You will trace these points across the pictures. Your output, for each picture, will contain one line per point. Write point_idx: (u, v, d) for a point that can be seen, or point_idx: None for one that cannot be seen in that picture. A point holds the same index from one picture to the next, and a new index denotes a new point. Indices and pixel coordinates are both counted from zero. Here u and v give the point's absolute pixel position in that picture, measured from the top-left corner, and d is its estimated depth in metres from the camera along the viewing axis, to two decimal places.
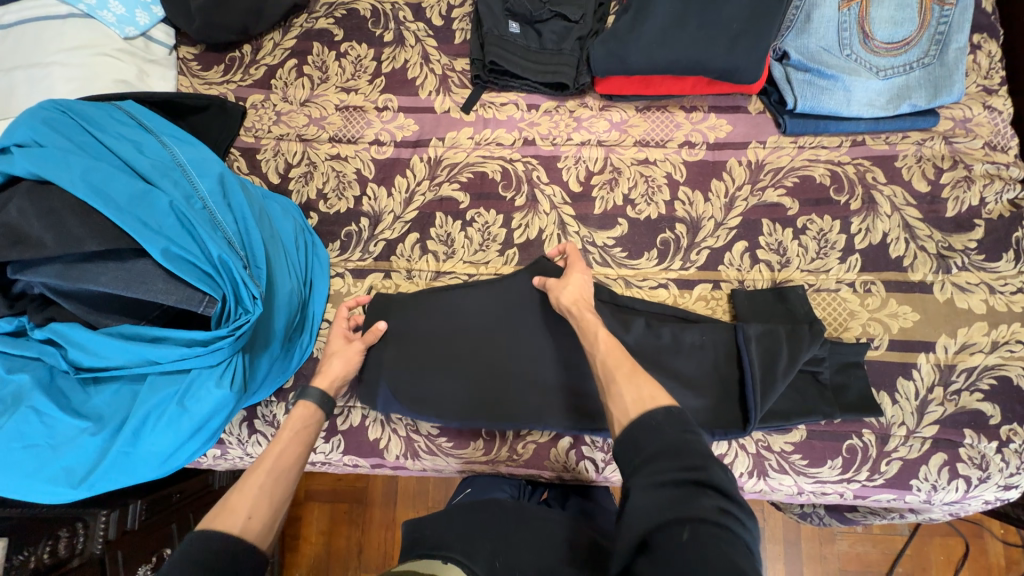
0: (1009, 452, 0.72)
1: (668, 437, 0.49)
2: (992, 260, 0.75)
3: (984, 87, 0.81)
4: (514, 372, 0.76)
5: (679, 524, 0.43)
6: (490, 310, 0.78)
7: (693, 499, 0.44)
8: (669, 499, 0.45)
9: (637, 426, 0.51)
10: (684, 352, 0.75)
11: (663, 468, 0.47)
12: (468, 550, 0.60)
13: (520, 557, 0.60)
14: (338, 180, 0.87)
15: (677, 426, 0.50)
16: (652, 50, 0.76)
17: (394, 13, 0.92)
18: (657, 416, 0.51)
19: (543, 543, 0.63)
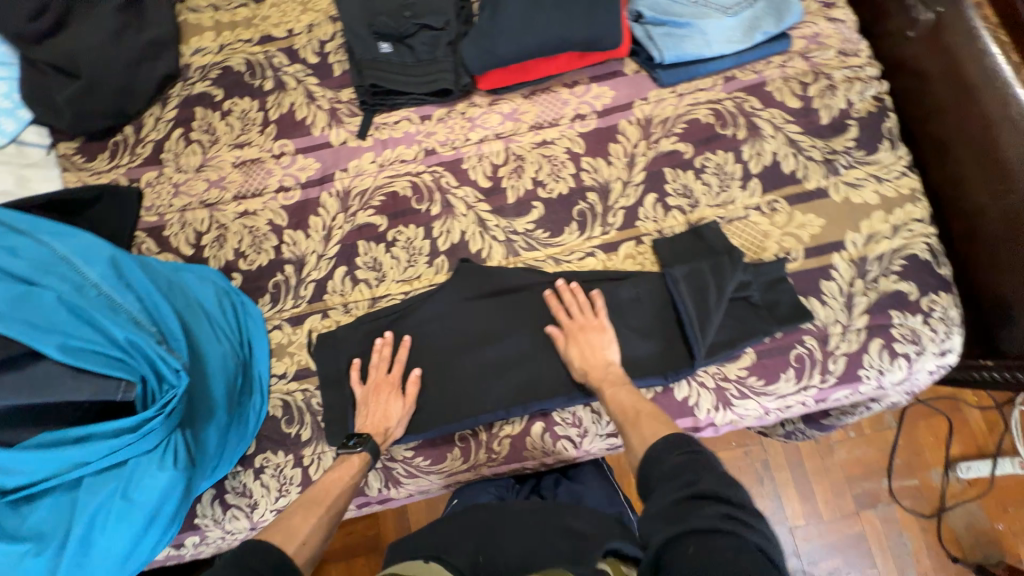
0: (935, 320, 0.77)
1: (670, 463, 0.56)
2: (871, 153, 0.81)
3: (823, 3, 0.87)
4: (482, 368, 0.78)
5: (681, 533, 0.45)
6: (441, 315, 0.80)
7: (687, 509, 0.47)
8: (668, 515, 0.48)
9: (646, 470, 0.58)
10: (632, 307, 0.78)
11: (673, 492, 0.51)
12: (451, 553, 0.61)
13: (505, 550, 0.62)
14: (252, 235, 0.86)
15: (674, 449, 0.57)
16: (518, 38, 0.79)
17: (269, 61, 0.93)
18: (660, 449, 0.58)
19: (538, 529, 0.65)
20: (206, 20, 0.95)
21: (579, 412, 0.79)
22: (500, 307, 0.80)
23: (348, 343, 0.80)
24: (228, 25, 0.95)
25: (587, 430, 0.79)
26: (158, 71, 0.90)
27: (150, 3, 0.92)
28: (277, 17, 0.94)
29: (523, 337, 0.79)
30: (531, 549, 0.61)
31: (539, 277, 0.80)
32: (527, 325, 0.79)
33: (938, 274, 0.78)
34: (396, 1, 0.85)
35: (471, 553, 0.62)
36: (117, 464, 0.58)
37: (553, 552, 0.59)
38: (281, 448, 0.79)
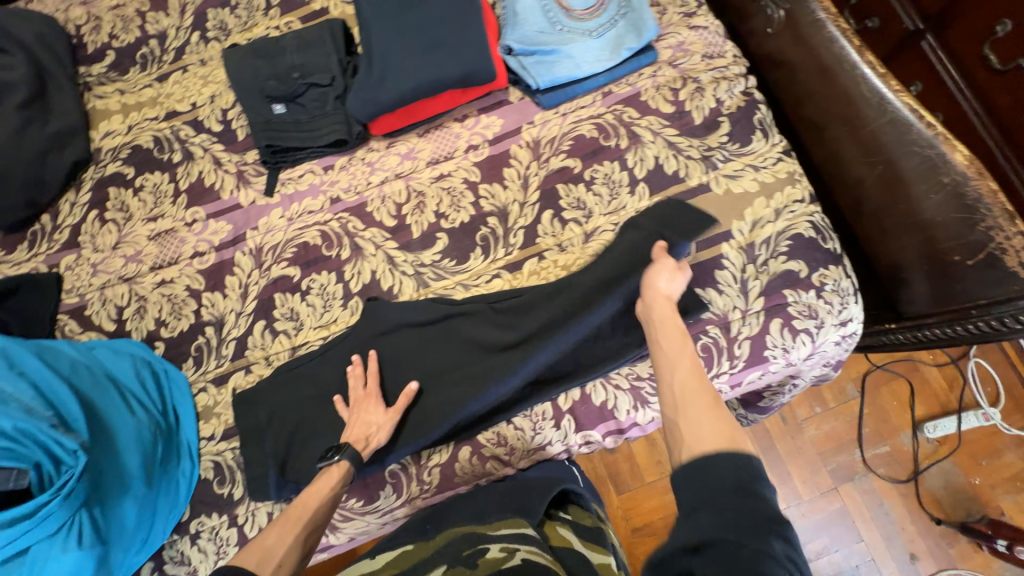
0: (828, 293, 0.80)
1: (733, 481, 0.49)
2: (745, 144, 0.86)
3: (684, 13, 0.94)
4: (453, 369, 0.80)
5: (745, 548, 0.43)
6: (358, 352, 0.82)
7: (764, 536, 0.44)
8: (730, 521, 0.46)
9: (702, 460, 0.52)
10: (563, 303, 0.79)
11: (742, 509, 0.46)
12: (397, 537, 0.70)
13: (450, 515, 0.72)
14: (172, 303, 0.89)
15: (748, 477, 0.49)
16: (396, 84, 0.83)
17: (176, 135, 0.97)
18: (724, 461, 0.51)
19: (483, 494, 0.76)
20: (113, 104, 1.00)
21: (503, 430, 0.80)
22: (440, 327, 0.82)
23: (264, 396, 0.80)
24: (135, 106, 1.00)
25: (515, 448, 0.80)
26: (67, 158, 0.94)
27: (57, 96, 0.97)
28: (180, 93, 0.99)
29: (470, 349, 0.81)
30: (475, 508, 0.72)
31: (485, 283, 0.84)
32: (476, 335, 0.81)
33: (825, 249, 0.82)
34: (284, 64, 0.89)
35: (421, 525, 0.72)
36: (22, 551, 0.67)
37: (497, 507, 0.71)
38: (214, 509, 0.79)
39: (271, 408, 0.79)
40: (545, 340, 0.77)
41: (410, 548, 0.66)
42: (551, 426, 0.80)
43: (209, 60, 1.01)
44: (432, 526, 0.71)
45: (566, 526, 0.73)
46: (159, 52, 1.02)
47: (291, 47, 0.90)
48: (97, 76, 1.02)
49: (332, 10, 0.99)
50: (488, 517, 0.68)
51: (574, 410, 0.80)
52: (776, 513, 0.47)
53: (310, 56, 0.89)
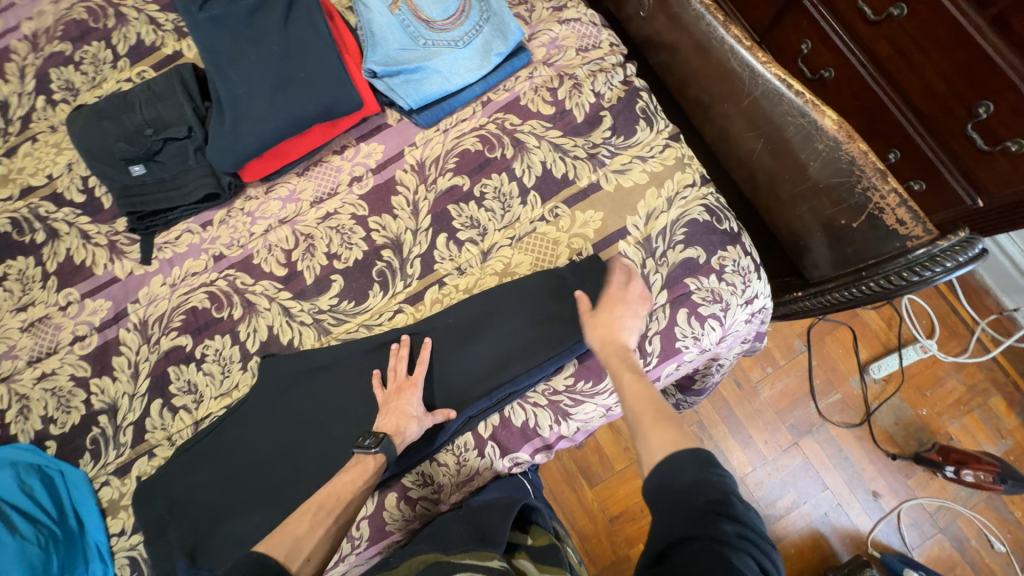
0: (730, 275, 0.80)
1: (688, 477, 0.54)
2: (630, 136, 0.84)
3: (553, 7, 0.90)
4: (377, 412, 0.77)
5: (692, 540, 0.48)
6: (258, 414, 0.77)
7: (713, 521, 0.49)
8: (683, 518, 0.51)
9: (660, 467, 0.56)
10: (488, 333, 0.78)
11: (698, 498, 0.52)
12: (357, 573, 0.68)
13: (412, 546, 0.71)
14: (57, 396, 0.82)
15: (702, 467, 0.55)
16: (255, 129, 0.78)
17: (34, 213, 0.89)
18: (683, 457, 0.56)
19: (447, 521, 0.74)
20: None
21: (427, 469, 0.78)
22: (355, 371, 0.78)
23: (163, 485, 0.74)
24: None
25: (444, 485, 0.78)
26: None
27: None
28: (32, 165, 0.91)
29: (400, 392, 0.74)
30: (438, 537, 0.71)
31: (391, 316, 0.81)
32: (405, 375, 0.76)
33: (720, 231, 0.81)
34: (134, 122, 0.82)
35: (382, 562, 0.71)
36: None
37: (463, 536, 0.69)
38: None
39: (172, 496, 0.74)
40: (479, 377, 0.77)
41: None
42: (475, 454, 0.78)
43: (59, 125, 0.92)
44: (394, 559, 0.69)
45: (527, 555, 0.71)
46: (2, 123, 0.93)
47: (138, 102, 0.83)
48: None
49: (184, 53, 0.92)
50: (453, 548, 0.67)
51: (496, 436, 0.78)
52: (724, 496, 0.51)
53: (160, 109, 0.83)
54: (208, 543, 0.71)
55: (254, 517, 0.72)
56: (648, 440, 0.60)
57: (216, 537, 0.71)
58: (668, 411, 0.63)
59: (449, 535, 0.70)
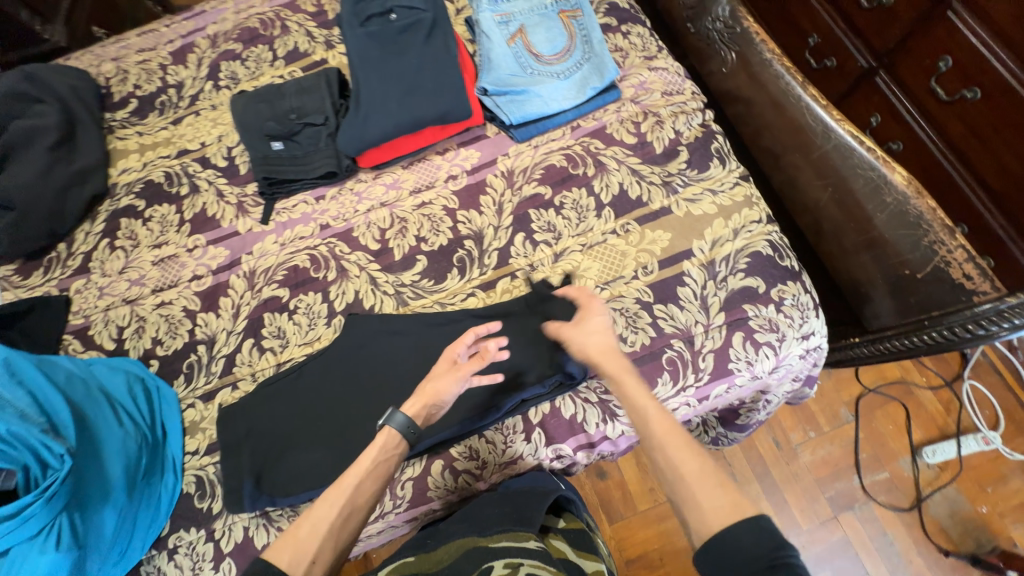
0: (788, 308, 0.84)
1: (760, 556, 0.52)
2: (703, 170, 0.92)
3: (645, 56, 1.03)
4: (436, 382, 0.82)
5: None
6: (334, 364, 0.86)
7: None
8: None
9: (719, 539, 0.55)
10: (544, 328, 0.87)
11: None
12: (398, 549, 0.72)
13: (449, 528, 0.74)
14: (168, 323, 0.95)
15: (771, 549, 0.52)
16: (380, 123, 0.92)
17: (185, 170, 1.07)
18: (746, 533, 0.54)
19: (483, 503, 0.77)
20: (131, 145, 1.11)
21: (475, 444, 0.82)
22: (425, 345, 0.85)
23: (245, 409, 0.84)
24: (150, 146, 1.10)
25: (487, 461, 0.82)
26: (85, 193, 1.03)
27: (81, 137, 1.07)
28: (192, 134, 1.10)
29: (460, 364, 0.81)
30: (474, 518, 0.74)
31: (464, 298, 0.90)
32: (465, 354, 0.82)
33: (782, 266, 0.86)
34: (283, 107, 0.99)
35: (418, 541, 0.73)
36: None
37: (498, 517, 0.72)
38: (193, 524, 0.81)
39: (251, 421, 0.83)
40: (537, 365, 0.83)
41: (413, 563, 0.68)
42: (522, 438, 0.82)
43: (219, 105, 1.12)
44: (432, 540, 0.72)
45: (561, 536, 0.74)
46: (176, 99, 1.14)
47: (289, 93, 1.00)
48: (120, 120, 1.14)
49: (329, 61, 1.11)
50: (489, 529, 0.69)
51: (545, 423, 0.82)
52: None
53: (306, 99, 1.00)
54: (274, 470, 0.79)
55: (315, 455, 0.79)
56: (700, 506, 0.59)
57: (283, 464, 0.79)
58: (709, 462, 0.62)
59: (483, 517, 0.72)
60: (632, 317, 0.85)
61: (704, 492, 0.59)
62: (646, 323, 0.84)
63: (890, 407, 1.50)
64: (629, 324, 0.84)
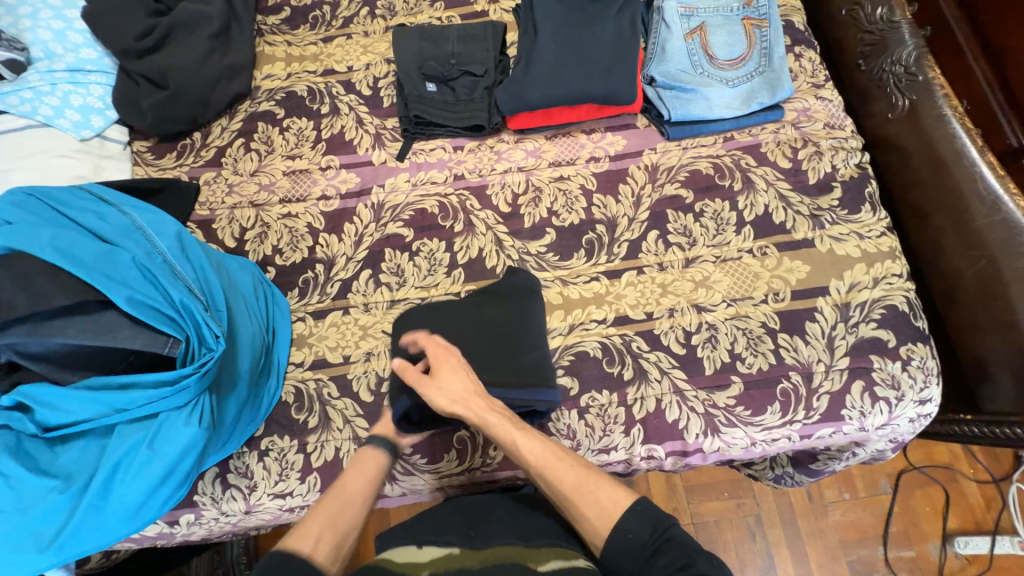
0: (914, 368, 0.82)
1: (649, 537, 0.56)
2: (854, 212, 0.91)
3: (813, 83, 1.00)
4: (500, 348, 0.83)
5: None
6: (494, 294, 0.87)
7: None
8: None
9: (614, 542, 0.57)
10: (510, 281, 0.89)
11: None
12: (440, 531, 0.65)
13: (493, 526, 0.66)
14: (291, 235, 0.95)
15: (657, 531, 0.56)
16: (545, 88, 0.92)
17: (328, 90, 1.06)
18: (630, 522, 0.57)
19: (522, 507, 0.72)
20: (279, 52, 1.11)
21: (574, 424, 0.82)
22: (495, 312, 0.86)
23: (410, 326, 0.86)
24: (298, 58, 1.10)
25: (580, 444, 0.82)
26: (232, 89, 1.03)
27: (236, 32, 1.07)
28: (341, 55, 1.09)
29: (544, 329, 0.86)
30: (520, 525, 0.67)
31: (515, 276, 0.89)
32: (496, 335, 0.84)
33: (916, 326, 0.84)
34: (445, 50, 0.99)
35: (461, 529, 0.66)
36: (149, 416, 0.62)
37: (542, 529, 0.66)
38: (287, 433, 0.83)
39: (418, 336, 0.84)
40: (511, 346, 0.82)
41: (457, 556, 0.59)
42: (621, 431, 0.82)
43: (372, 33, 1.11)
44: (477, 533, 0.65)
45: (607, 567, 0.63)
46: (330, 17, 1.13)
47: (454, 37, 1.00)
48: (270, 25, 1.14)
49: (491, 15, 1.09)
50: (534, 539, 0.63)
51: (646, 421, 0.82)
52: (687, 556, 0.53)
53: (469, 47, 0.99)
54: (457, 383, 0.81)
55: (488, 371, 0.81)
56: (588, 517, 0.60)
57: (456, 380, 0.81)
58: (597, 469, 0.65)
59: (529, 526, 0.66)
60: (754, 339, 0.84)
61: (602, 492, 0.61)
62: (767, 349, 0.83)
63: (936, 506, 1.32)
64: (750, 346, 0.84)
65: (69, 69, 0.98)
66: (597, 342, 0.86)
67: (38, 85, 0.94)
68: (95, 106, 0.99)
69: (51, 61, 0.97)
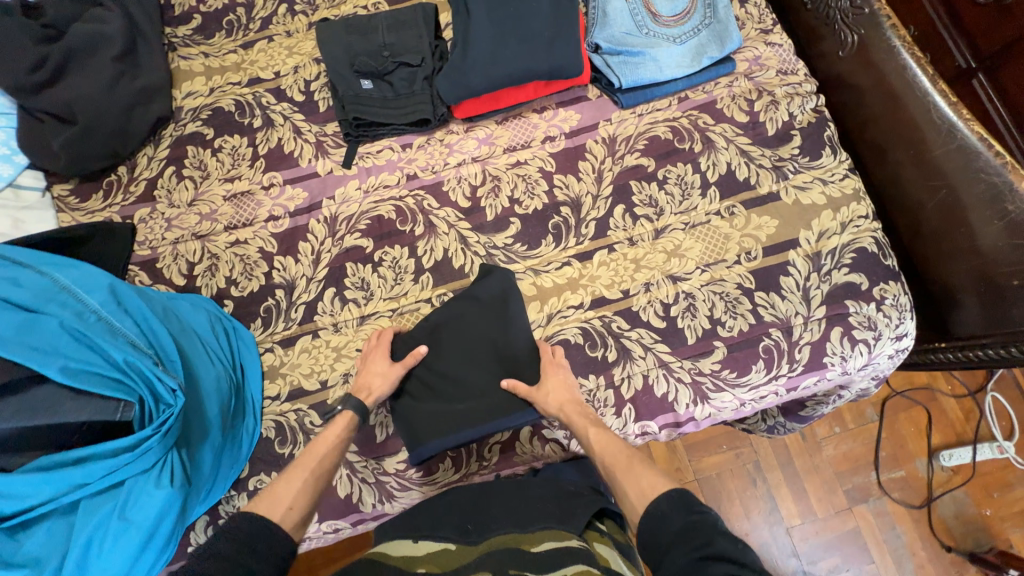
0: (888, 307, 0.83)
1: (680, 522, 0.54)
2: (815, 158, 0.90)
3: (761, 29, 0.97)
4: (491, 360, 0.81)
5: None
6: (474, 309, 0.83)
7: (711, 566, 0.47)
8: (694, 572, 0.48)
9: (648, 517, 0.57)
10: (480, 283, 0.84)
11: (686, 550, 0.51)
12: (437, 526, 0.65)
13: (492, 515, 0.66)
14: (244, 263, 0.90)
15: (686, 512, 0.56)
16: (486, 71, 0.87)
17: (258, 101, 0.99)
18: (661, 504, 0.57)
19: (521, 491, 0.70)
20: (197, 66, 1.02)
21: None
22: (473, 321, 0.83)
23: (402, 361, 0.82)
24: (218, 69, 1.01)
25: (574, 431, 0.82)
26: (151, 114, 0.95)
27: (144, 50, 0.98)
28: (265, 61, 1.01)
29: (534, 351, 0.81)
30: (519, 510, 0.66)
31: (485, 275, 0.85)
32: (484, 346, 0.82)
33: (886, 265, 0.85)
34: (376, 42, 0.93)
35: (458, 523, 0.65)
36: (113, 485, 0.60)
37: (540, 512, 0.64)
38: (274, 469, 0.80)
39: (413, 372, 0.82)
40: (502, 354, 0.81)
41: (452, 552, 0.60)
42: (612, 412, 0.81)
43: (295, 32, 1.03)
44: (475, 527, 0.64)
45: (605, 541, 0.62)
46: (246, 20, 1.04)
47: (382, 26, 0.93)
48: (182, 37, 1.04)
49: None
50: (530, 526, 0.62)
51: (636, 399, 0.81)
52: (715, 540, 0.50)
53: (401, 36, 0.93)
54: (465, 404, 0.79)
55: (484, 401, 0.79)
56: (629, 495, 0.62)
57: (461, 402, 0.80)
58: (641, 458, 0.66)
59: (527, 510, 0.65)
60: (732, 302, 0.84)
61: (644, 473, 0.63)
62: (745, 309, 0.83)
63: (920, 426, 1.37)
64: (728, 309, 0.83)
65: None
66: (577, 328, 0.84)
67: None
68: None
69: None
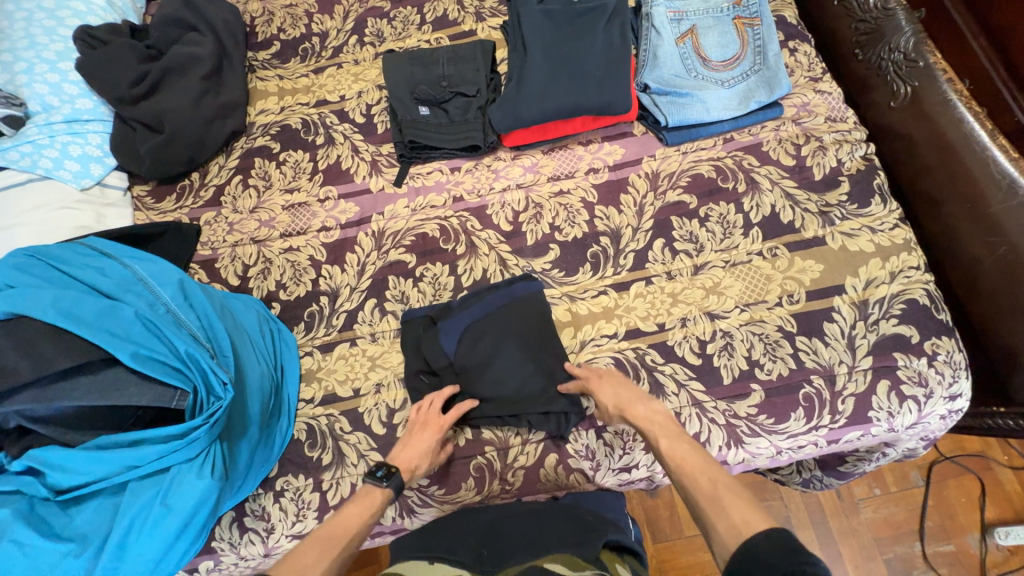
0: (940, 363, 0.79)
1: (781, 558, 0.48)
2: (864, 206, 0.88)
3: (811, 77, 0.98)
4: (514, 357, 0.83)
5: None
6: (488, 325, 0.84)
7: None
8: None
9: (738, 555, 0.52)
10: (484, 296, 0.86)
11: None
12: (453, 550, 0.63)
13: (507, 544, 0.64)
14: (293, 269, 0.95)
15: (790, 559, 0.48)
16: (538, 104, 0.92)
17: (322, 120, 1.06)
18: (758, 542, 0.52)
19: (539, 521, 0.68)
20: (271, 87, 1.11)
21: (592, 443, 0.80)
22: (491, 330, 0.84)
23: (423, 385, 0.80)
24: (290, 91, 1.10)
25: (600, 464, 0.80)
26: (227, 127, 1.04)
27: (228, 71, 1.08)
28: (332, 85, 1.10)
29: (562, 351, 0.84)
30: (534, 537, 0.64)
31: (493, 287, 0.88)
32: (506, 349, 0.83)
33: (939, 319, 0.82)
34: (436, 73, 1.00)
35: (473, 547, 0.64)
36: (160, 470, 0.63)
37: (555, 539, 0.63)
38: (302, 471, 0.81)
39: None
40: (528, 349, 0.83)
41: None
42: (641, 448, 0.80)
43: (362, 60, 1.11)
44: (490, 553, 0.63)
45: None
46: (319, 48, 1.14)
47: (443, 59, 1.00)
48: (262, 61, 1.15)
49: (479, 33, 1.09)
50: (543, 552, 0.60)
51: None
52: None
53: (460, 69, 0.99)
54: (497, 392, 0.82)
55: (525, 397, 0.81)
56: (717, 529, 0.56)
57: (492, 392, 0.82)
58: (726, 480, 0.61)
59: (542, 539, 0.63)
60: (772, 344, 0.82)
61: (733, 506, 0.57)
62: (785, 354, 0.81)
63: (973, 498, 1.27)
64: (768, 352, 0.81)
65: (66, 120, 0.99)
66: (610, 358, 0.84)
67: (36, 138, 0.95)
68: (93, 154, 0.99)
69: (49, 113, 0.98)
